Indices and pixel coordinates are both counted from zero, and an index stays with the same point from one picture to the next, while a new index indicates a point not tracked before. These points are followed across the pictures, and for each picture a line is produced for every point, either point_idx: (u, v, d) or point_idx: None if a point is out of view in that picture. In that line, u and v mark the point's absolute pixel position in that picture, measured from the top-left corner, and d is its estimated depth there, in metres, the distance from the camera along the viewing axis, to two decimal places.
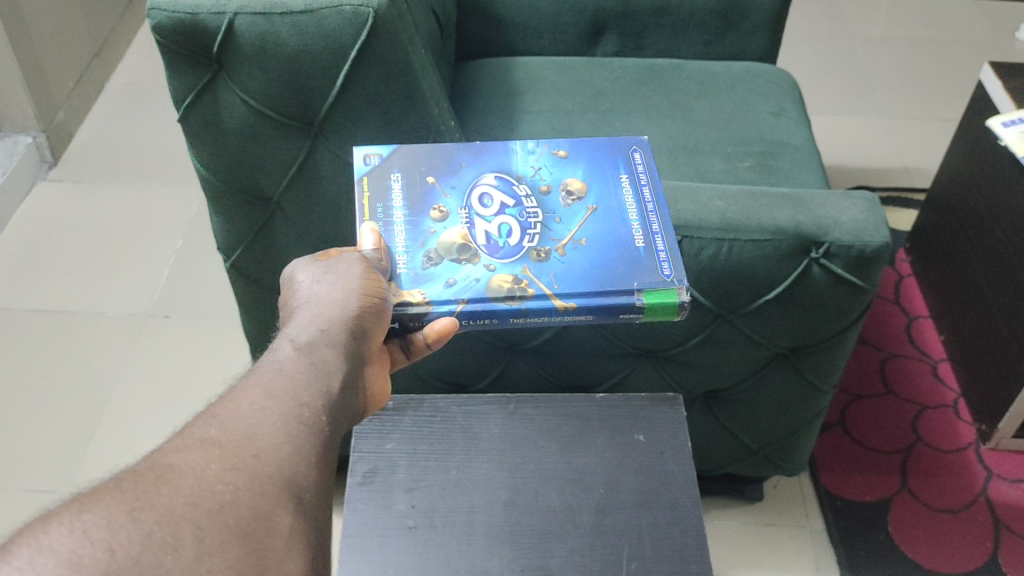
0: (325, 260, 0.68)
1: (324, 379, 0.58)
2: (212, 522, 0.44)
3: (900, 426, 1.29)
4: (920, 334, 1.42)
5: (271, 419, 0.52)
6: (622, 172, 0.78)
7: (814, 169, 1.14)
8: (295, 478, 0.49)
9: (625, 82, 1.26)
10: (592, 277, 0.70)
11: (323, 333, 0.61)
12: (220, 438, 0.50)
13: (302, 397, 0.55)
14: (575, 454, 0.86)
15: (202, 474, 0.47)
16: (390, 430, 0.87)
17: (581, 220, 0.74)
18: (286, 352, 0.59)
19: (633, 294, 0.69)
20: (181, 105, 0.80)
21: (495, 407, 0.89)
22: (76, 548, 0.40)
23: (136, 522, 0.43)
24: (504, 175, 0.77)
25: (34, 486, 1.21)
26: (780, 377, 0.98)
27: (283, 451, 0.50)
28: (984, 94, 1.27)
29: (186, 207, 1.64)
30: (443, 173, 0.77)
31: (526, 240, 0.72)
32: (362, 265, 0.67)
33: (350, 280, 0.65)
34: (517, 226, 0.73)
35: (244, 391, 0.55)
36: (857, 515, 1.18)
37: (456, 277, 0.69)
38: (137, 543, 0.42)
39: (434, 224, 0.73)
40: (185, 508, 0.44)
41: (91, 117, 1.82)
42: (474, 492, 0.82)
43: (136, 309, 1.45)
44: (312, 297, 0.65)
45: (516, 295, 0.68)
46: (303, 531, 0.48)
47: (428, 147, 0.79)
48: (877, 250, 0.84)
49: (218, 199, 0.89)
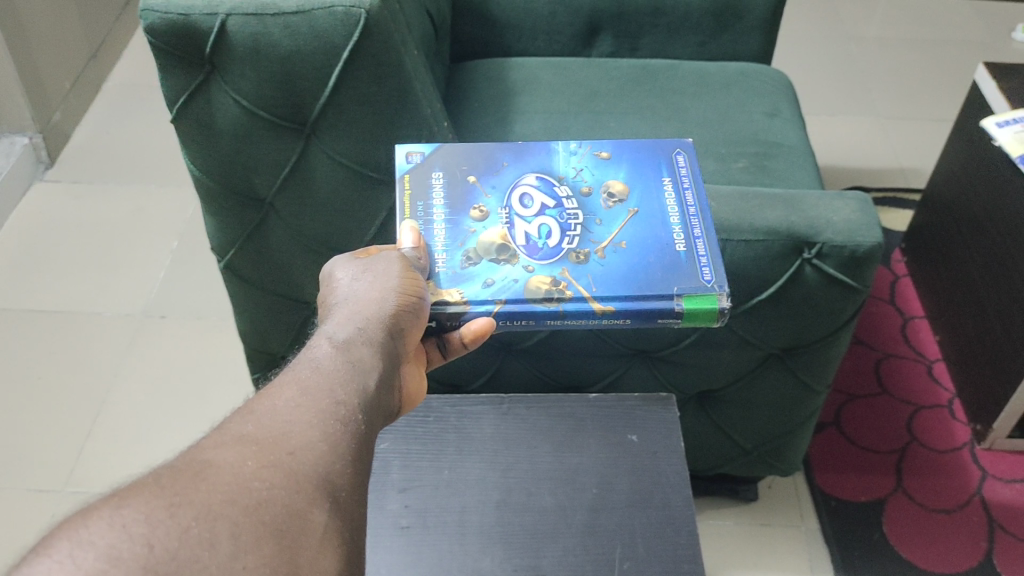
0: (363, 258, 0.69)
1: (361, 377, 0.57)
2: (247, 519, 0.44)
3: (895, 426, 1.29)
4: (915, 334, 1.42)
5: (306, 416, 0.52)
6: (665, 175, 0.78)
7: (808, 169, 1.15)
8: (332, 477, 0.49)
9: (621, 82, 1.27)
10: (630, 281, 0.70)
11: (362, 331, 0.61)
12: (257, 433, 0.50)
13: (337, 395, 0.55)
14: (568, 454, 0.86)
15: (238, 471, 0.47)
16: (382, 431, 0.87)
17: (623, 225, 0.74)
18: (324, 349, 0.59)
19: (672, 300, 0.69)
20: (173, 105, 0.80)
21: (488, 407, 0.89)
22: (116, 543, 0.40)
23: (174, 518, 0.42)
24: (545, 176, 0.77)
25: (33, 486, 1.21)
26: (773, 378, 0.98)
27: (320, 449, 0.50)
28: (979, 95, 1.27)
29: (182, 207, 1.64)
30: (486, 173, 0.77)
31: (566, 242, 0.72)
32: (401, 265, 0.67)
33: (389, 280, 0.65)
34: (558, 228, 0.73)
35: (279, 389, 0.54)
36: (850, 514, 1.18)
37: (494, 277, 0.70)
38: (175, 539, 0.41)
39: (475, 224, 0.73)
40: (222, 504, 0.44)
41: (87, 118, 1.82)
42: (467, 492, 0.83)
43: (134, 310, 1.45)
44: (350, 294, 0.65)
45: (553, 298, 0.68)
46: (338, 529, 0.47)
47: (471, 147, 0.79)
48: (870, 250, 0.84)
49: (212, 200, 0.89)
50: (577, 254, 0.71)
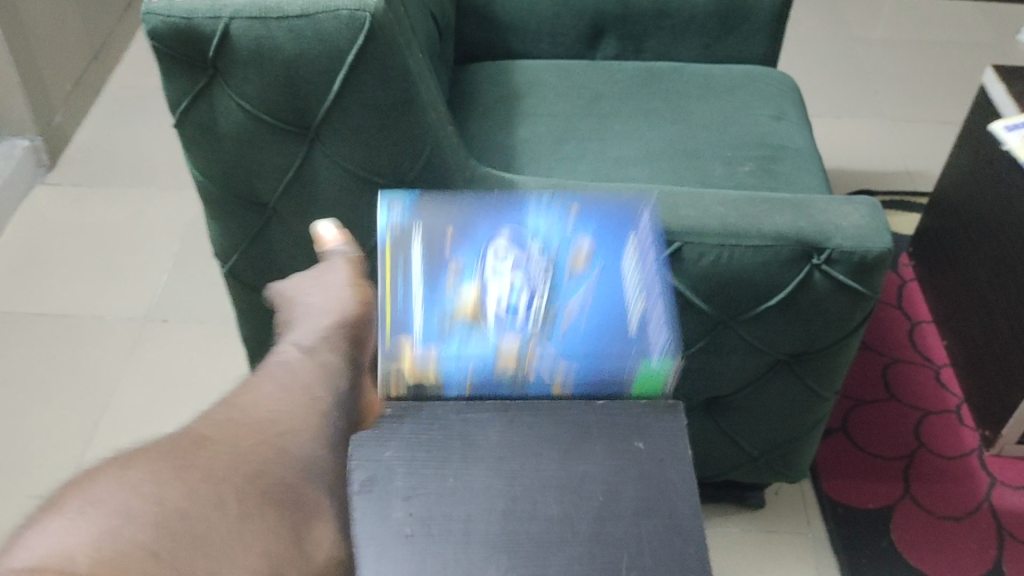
0: (309, 275, 0.74)
1: (332, 376, 0.60)
2: (241, 504, 0.46)
3: (903, 432, 1.28)
4: (922, 339, 1.41)
5: (285, 413, 0.54)
6: (628, 233, 0.76)
7: (815, 173, 1.13)
8: (314, 476, 0.51)
9: (625, 84, 1.26)
10: (589, 357, 0.71)
11: (324, 337, 0.65)
12: (242, 426, 0.52)
13: (313, 391, 0.57)
14: (574, 462, 0.84)
15: (233, 457, 0.49)
16: (387, 437, 0.85)
17: (590, 292, 0.72)
18: (292, 353, 0.62)
19: (626, 380, 0.70)
20: (176, 108, 0.79)
21: (494, 414, 0.86)
22: (118, 514, 0.42)
23: (168, 496, 0.44)
24: (519, 235, 0.74)
25: (32, 490, 1.20)
26: (781, 384, 0.97)
27: (305, 442, 0.53)
28: (987, 97, 1.26)
29: (184, 210, 1.63)
30: (457, 231, 0.74)
31: (533, 318, 0.71)
32: (349, 272, 0.72)
33: (342, 290, 0.70)
34: (524, 299, 0.71)
35: (257, 386, 0.58)
36: (857, 520, 1.17)
37: (460, 345, 0.70)
38: (173, 514, 0.43)
39: (447, 292, 0.71)
40: (220, 484, 0.46)
41: (88, 120, 1.81)
42: (472, 501, 0.81)
43: (135, 313, 1.45)
44: (308, 311, 0.69)
45: (516, 375, 0.70)
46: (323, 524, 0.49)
47: (437, 200, 0.75)
48: (879, 256, 0.84)
49: (213, 204, 0.88)
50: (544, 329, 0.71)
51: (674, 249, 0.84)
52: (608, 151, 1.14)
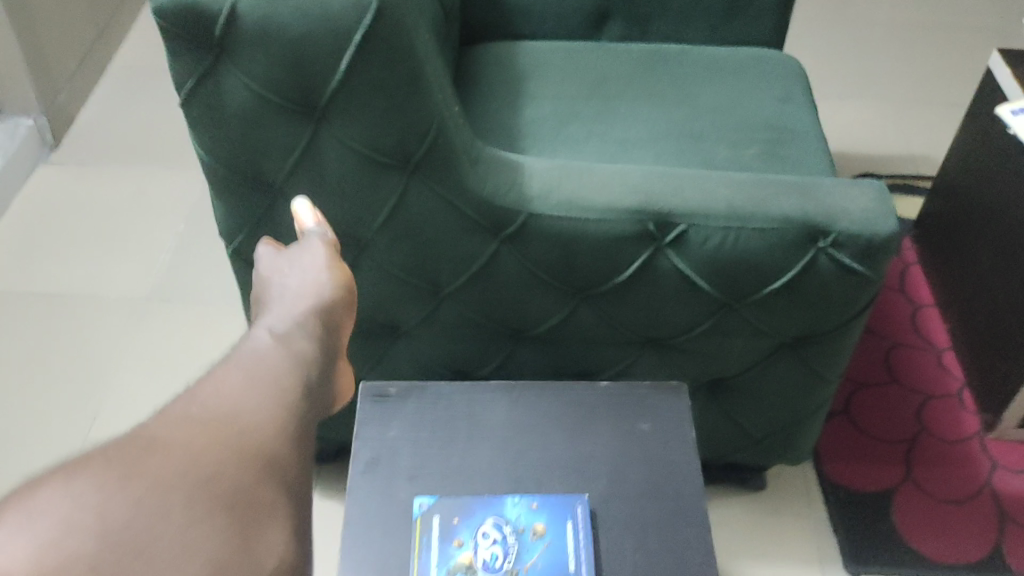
0: (287, 256, 0.78)
1: (303, 366, 0.62)
2: (199, 491, 0.48)
3: (904, 415, 1.28)
4: (926, 323, 1.41)
5: (254, 401, 0.55)
6: (578, 502, 0.79)
7: (820, 156, 1.13)
8: (278, 457, 0.53)
9: (631, 67, 1.25)
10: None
11: (298, 323, 0.68)
12: (203, 414, 0.53)
13: (282, 382, 0.59)
14: (579, 442, 0.85)
15: (187, 447, 0.50)
16: (393, 418, 0.86)
17: (546, 556, 0.76)
18: (265, 340, 0.64)
19: None
20: (181, 88, 0.79)
21: (498, 394, 0.89)
22: (71, 515, 0.44)
23: (126, 490, 0.46)
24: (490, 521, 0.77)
25: (37, 469, 1.21)
26: (784, 367, 0.97)
27: (267, 430, 0.54)
28: (993, 82, 1.26)
29: (188, 190, 1.63)
30: (458, 507, 0.78)
31: (507, 535, 0.76)
32: (325, 251, 0.77)
33: (318, 270, 0.75)
34: (497, 550, 0.75)
35: (224, 374, 0.58)
36: (859, 503, 1.18)
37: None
38: (128, 510, 0.45)
39: (440, 545, 0.76)
40: (172, 477, 0.48)
41: (92, 99, 1.80)
42: (477, 481, 0.82)
43: (136, 294, 1.45)
44: (285, 289, 0.74)
45: None
46: (285, 506, 0.51)
47: (425, 430, 0.85)
48: (886, 239, 0.84)
49: (219, 185, 0.87)
50: (512, 568, 0.75)
51: (679, 231, 0.85)
52: (613, 133, 1.14)
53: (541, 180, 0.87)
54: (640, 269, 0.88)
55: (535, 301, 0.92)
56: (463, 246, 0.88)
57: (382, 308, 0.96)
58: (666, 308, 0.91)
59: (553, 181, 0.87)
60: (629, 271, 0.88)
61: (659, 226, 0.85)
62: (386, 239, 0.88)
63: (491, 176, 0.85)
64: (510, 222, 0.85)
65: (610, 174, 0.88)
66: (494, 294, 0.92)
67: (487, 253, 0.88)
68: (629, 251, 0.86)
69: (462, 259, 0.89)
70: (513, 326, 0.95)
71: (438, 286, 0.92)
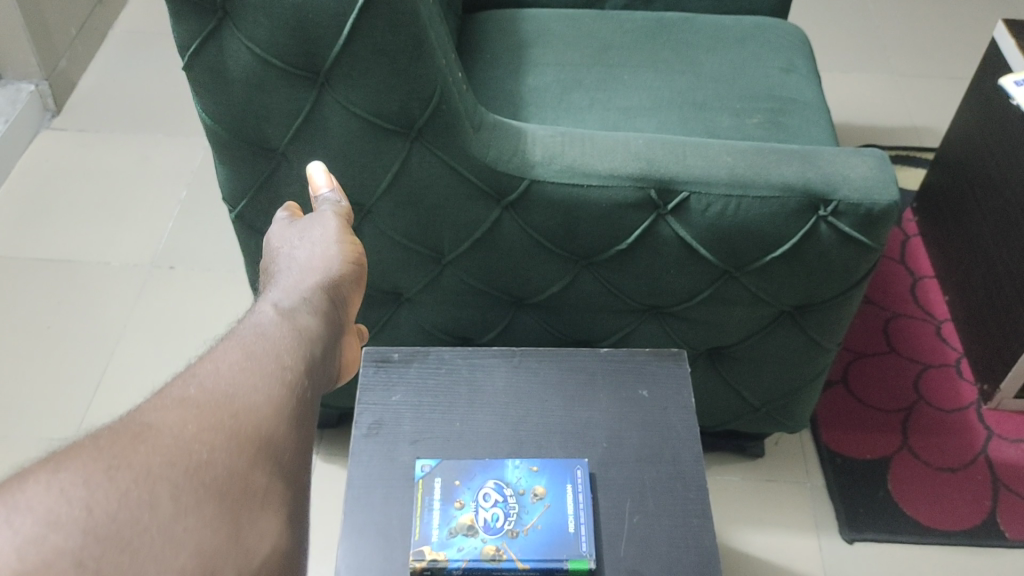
0: (296, 226, 0.78)
1: (306, 342, 0.63)
2: (189, 480, 0.48)
3: (902, 385, 1.29)
4: (925, 294, 1.42)
5: (250, 381, 0.56)
6: (578, 466, 0.80)
7: (823, 125, 1.13)
8: (275, 440, 0.54)
9: (634, 35, 1.25)
10: (548, 537, 0.75)
11: (303, 299, 0.68)
12: (199, 396, 0.54)
13: (282, 360, 0.59)
14: (578, 408, 0.86)
15: (179, 433, 0.50)
16: (395, 383, 0.87)
17: (546, 518, 0.76)
18: (269, 314, 0.65)
19: (560, 561, 0.74)
20: (185, 52, 0.79)
21: (499, 360, 0.89)
22: (54, 507, 0.43)
23: (112, 480, 0.46)
24: (496, 483, 0.78)
25: (41, 433, 1.22)
26: (783, 335, 0.98)
27: (263, 411, 0.55)
28: (998, 52, 1.25)
29: (190, 157, 1.63)
30: (459, 470, 0.79)
31: (508, 498, 0.77)
32: (337, 222, 0.78)
33: (327, 244, 0.75)
34: (498, 512, 0.77)
35: (223, 352, 0.59)
36: (856, 471, 1.19)
37: (458, 539, 0.75)
38: (114, 502, 0.45)
39: (442, 507, 0.77)
40: (161, 466, 0.48)
41: (93, 65, 1.80)
42: (478, 444, 0.83)
43: (141, 261, 1.45)
44: (293, 262, 0.74)
45: (495, 556, 0.74)
46: (281, 489, 0.52)
47: (428, 395, 0.86)
48: (886, 209, 0.85)
49: (223, 149, 0.87)
50: (513, 529, 0.76)
51: (681, 199, 0.85)
52: (616, 101, 1.14)
53: (544, 147, 0.87)
54: (642, 237, 0.88)
55: (537, 267, 0.93)
56: (466, 212, 0.88)
57: (384, 274, 0.96)
58: (667, 276, 0.91)
59: (556, 148, 0.87)
60: (631, 238, 0.88)
61: (661, 193, 0.85)
62: (389, 205, 0.88)
63: (493, 142, 0.85)
64: (512, 188, 0.86)
65: (613, 142, 0.88)
66: (497, 261, 0.92)
67: (489, 219, 0.88)
68: (631, 219, 0.87)
69: (465, 225, 0.89)
70: (514, 293, 0.96)
71: (441, 253, 0.93)
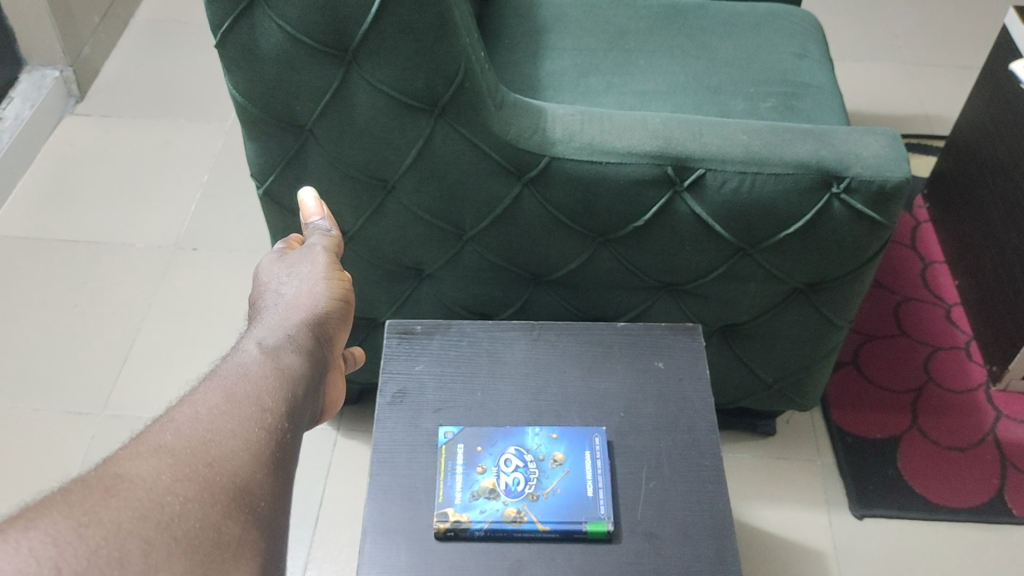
0: (286, 262, 0.79)
1: (288, 382, 0.64)
2: (160, 535, 0.49)
3: (912, 367, 1.31)
4: (934, 278, 1.43)
5: (228, 425, 0.58)
6: (596, 434, 0.82)
7: (835, 108, 1.15)
8: (250, 485, 0.55)
9: (650, 20, 1.27)
10: (566, 502, 0.77)
11: (289, 337, 0.70)
12: (175, 446, 0.55)
13: (263, 404, 0.61)
14: (596, 379, 0.88)
15: (152, 486, 0.51)
16: (418, 353, 0.90)
17: (565, 482, 0.79)
18: (253, 352, 0.66)
19: (578, 524, 0.76)
20: (218, 29, 0.81)
21: (519, 333, 0.92)
22: (22, 567, 0.43)
23: (82, 539, 0.46)
24: (519, 451, 0.81)
25: (68, 408, 1.25)
26: (795, 312, 1.00)
27: (240, 459, 0.56)
28: (1008, 39, 1.27)
29: (210, 142, 1.66)
30: (481, 436, 0.82)
31: (528, 463, 0.80)
32: (325, 260, 0.79)
33: (314, 280, 0.77)
34: (518, 476, 0.79)
35: (204, 394, 0.60)
36: (866, 449, 1.21)
37: (482, 503, 0.77)
38: (83, 560, 0.45)
39: (464, 471, 0.79)
40: (132, 522, 0.48)
41: (116, 51, 1.83)
42: (499, 413, 0.86)
43: (166, 241, 1.48)
44: (280, 298, 0.75)
45: (517, 517, 0.76)
46: (254, 539, 0.53)
47: (452, 363, 0.89)
48: (898, 185, 0.87)
49: (253, 125, 0.90)
50: (533, 492, 0.78)
51: (697, 175, 0.87)
52: (632, 85, 1.16)
53: (564, 125, 0.90)
54: (658, 214, 0.90)
55: (555, 244, 0.95)
56: (487, 188, 0.90)
57: (406, 251, 0.99)
58: (682, 252, 0.94)
59: (575, 126, 0.90)
60: (647, 216, 0.90)
61: (678, 170, 0.87)
62: (413, 181, 0.90)
63: (515, 121, 0.88)
64: (533, 165, 0.88)
65: (631, 121, 0.90)
66: (516, 237, 0.95)
67: (510, 196, 0.91)
68: (648, 196, 0.89)
69: (485, 203, 0.92)
70: (532, 270, 0.99)
71: (462, 230, 0.95)
